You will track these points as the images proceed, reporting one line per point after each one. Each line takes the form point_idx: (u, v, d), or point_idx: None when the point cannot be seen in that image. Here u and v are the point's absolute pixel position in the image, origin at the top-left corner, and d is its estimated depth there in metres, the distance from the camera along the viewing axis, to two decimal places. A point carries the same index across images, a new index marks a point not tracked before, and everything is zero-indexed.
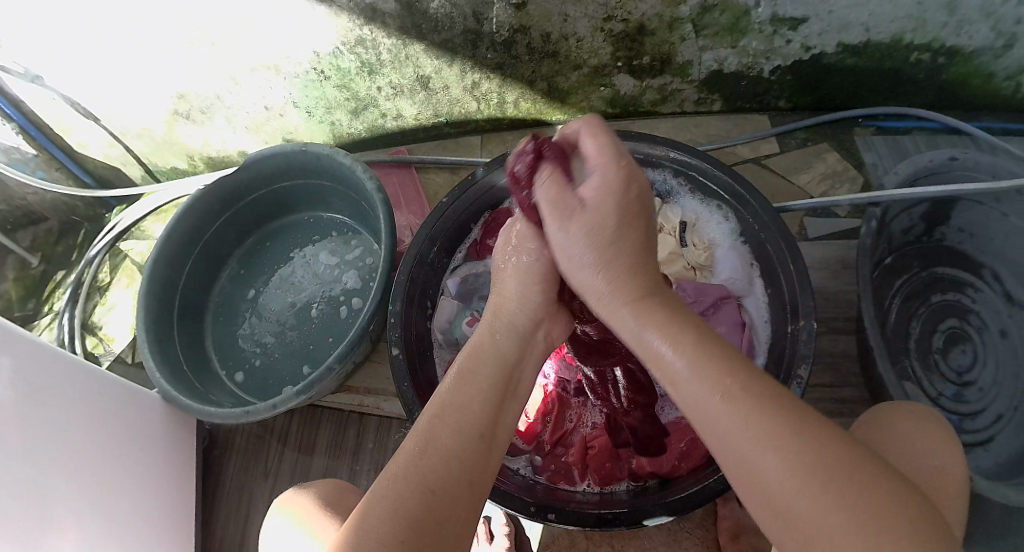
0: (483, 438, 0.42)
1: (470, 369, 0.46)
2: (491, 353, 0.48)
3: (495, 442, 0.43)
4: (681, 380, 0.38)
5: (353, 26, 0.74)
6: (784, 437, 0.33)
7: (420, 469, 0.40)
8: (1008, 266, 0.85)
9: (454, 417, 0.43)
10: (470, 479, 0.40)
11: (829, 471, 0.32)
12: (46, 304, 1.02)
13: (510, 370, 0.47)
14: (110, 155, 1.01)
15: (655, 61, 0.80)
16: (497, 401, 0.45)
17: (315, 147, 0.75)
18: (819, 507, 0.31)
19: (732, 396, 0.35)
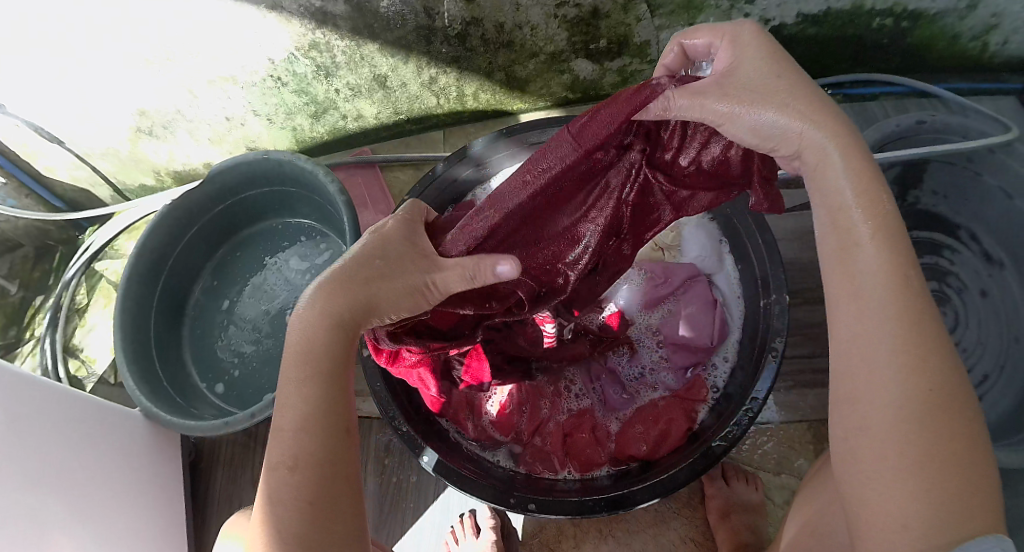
0: (345, 432, 0.43)
1: (304, 356, 0.44)
2: (327, 340, 0.44)
3: (355, 429, 0.44)
4: (858, 324, 0.38)
5: (306, 31, 0.74)
6: (916, 399, 0.35)
7: (304, 481, 0.40)
8: (984, 227, 0.86)
9: (308, 416, 0.42)
10: (345, 474, 0.42)
11: (921, 438, 0.35)
12: (27, 331, 1.01)
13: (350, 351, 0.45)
14: (78, 176, 1.00)
15: (611, 44, 0.80)
16: (334, 386, 0.43)
17: (279, 154, 0.75)
18: (893, 462, 0.35)
19: (897, 341, 0.36)
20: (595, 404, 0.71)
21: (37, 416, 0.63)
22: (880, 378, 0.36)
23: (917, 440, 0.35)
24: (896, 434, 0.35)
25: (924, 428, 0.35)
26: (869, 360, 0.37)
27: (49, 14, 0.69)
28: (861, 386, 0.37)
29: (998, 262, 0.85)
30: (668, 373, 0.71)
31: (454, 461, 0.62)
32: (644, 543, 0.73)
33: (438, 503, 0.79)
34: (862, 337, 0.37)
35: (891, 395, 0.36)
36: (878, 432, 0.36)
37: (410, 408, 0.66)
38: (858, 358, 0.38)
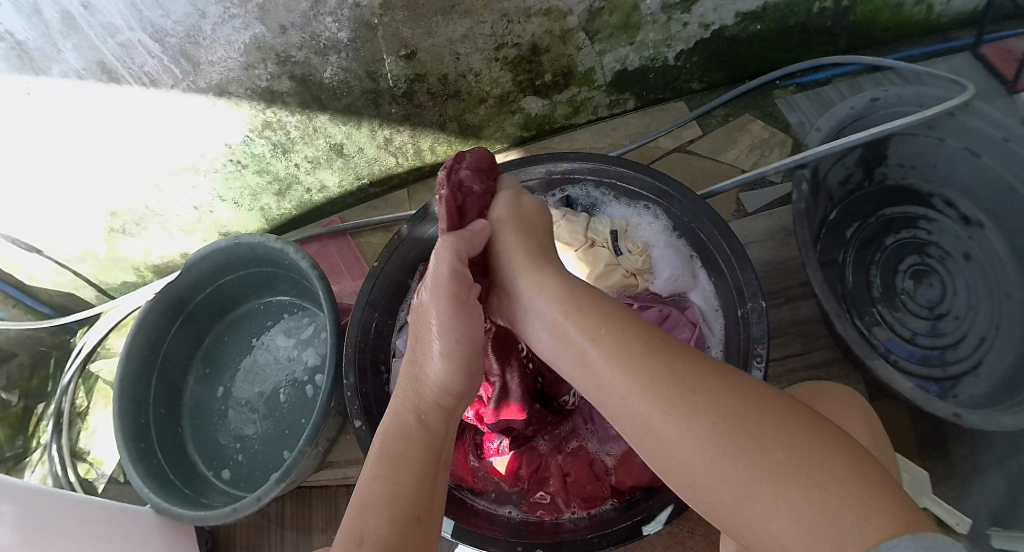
0: (418, 517, 0.42)
1: (401, 452, 0.46)
2: (415, 435, 0.47)
3: (434, 514, 0.44)
4: (620, 398, 0.43)
5: (256, 112, 0.77)
6: (743, 410, 0.38)
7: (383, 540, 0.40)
8: (958, 191, 0.88)
9: (384, 506, 0.41)
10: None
11: (771, 434, 0.37)
12: (33, 440, 1.00)
13: (439, 448, 0.48)
14: (61, 282, 1.00)
15: (556, 76, 0.82)
16: (427, 479, 0.45)
17: (247, 238, 0.76)
18: (763, 487, 0.35)
19: (670, 394, 0.40)
20: (587, 440, 0.74)
21: (50, 517, 0.64)
22: (659, 419, 0.40)
23: (743, 446, 0.36)
24: (714, 450, 0.37)
25: (749, 417, 0.38)
26: (649, 404, 0.41)
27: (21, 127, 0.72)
28: (681, 467, 0.39)
29: (977, 223, 0.87)
30: None
31: (463, 520, 0.64)
32: None
33: None
34: (687, 412, 0.39)
35: (703, 428, 0.38)
36: (712, 465, 0.37)
37: None
38: (630, 402, 0.42)
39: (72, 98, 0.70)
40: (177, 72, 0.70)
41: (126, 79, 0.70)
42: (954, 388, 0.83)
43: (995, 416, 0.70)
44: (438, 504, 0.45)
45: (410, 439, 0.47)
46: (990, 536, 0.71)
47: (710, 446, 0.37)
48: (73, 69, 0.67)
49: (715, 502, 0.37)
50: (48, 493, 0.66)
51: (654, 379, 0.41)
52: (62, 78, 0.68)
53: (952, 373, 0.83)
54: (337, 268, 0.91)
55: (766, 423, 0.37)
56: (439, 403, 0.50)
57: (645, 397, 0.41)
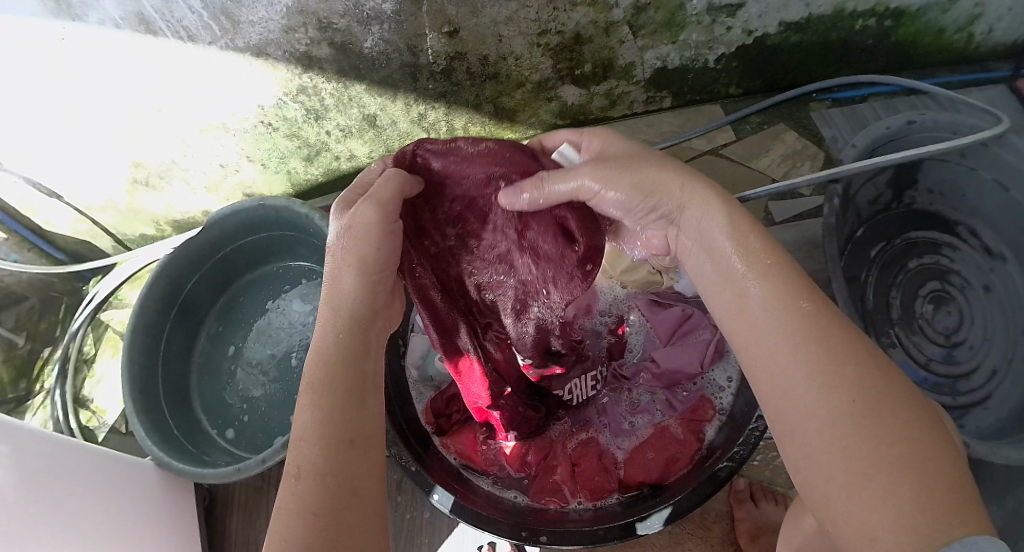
0: (352, 443, 0.43)
1: (323, 380, 0.45)
2: (340, 364, 0.46)
3: (364, 434, 0.44)
4: (770, 346, 0.41)
5: (291, 76, 0.77)
6: (865, 411, 0.37)
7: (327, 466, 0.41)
8: (984, 222, 0.87)
9: (318, 433, 0.42)
10: (352, 487, 0.41)
11: (879, 427, 0.36)
12: (37, 383, 1.01)
13: (362, 373, 0.47)
14: (78, 229, 1.01)
15: (596, 68, 0.82)
16: (356, 405, 0.45)
17: (274, 201, 0.77)
18: (874, 481, 0.35)
19: (811, 349, 0.39)
20: (599, 432, 0.74)
21: (53, 467, 0.65)
22: (789, 382, 0.39)
23: (864, 429, 0.36)
24: (847, 428, 0.37)
25: (876, 407, 0.37)
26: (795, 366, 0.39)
27: (56, 72, 0.72)
28: (806, 445, 0.38)
29: (1000, 255, 0.86)
30: (663, 405, 0.74)
31: (468, 500, 0.65)
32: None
33: (452, 538, 0.79)
34: (831, 385, 0.38)
35: (842, 403, 0.37)
36: (829, 431, 0.37)
37: (420, 448, 0.68)
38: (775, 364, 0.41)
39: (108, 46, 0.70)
40: (216, 29, 0.70)
41: (163, 31, 0.70)
42: (962, 417, 0.82)
43: (1002, 449, 0.70)
44: (372, 427, 0.45)
45: (334, 361, 0.46)
46: None
47: (836, 425, 0.37)
48: (110, 18, 0.67)
49: (820, 478, 0.37)
50: (55, 442, 0.67)
51: (815, 338, 0.40)
52: (97, 26, 0.67)
53: (961, 401, 0.83)
54: None
55: (898, 421, 0.36)
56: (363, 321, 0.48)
57: (787, 345, 0.40)
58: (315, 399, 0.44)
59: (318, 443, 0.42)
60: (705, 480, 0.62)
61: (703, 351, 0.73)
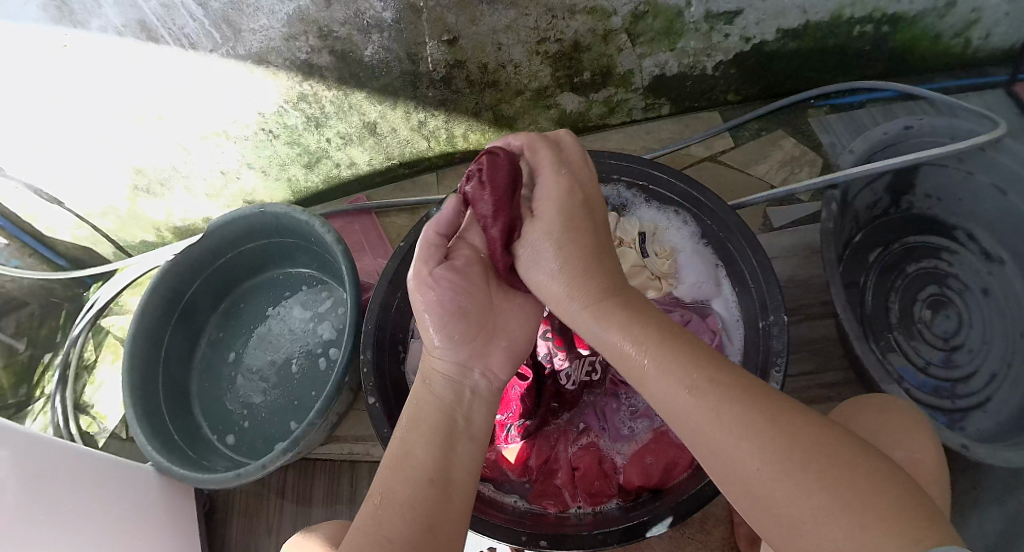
0: (433, 481, 0.44)
1: (415, 424, 0.48)
2: (429, 414, 0.48)
3: (448, 480, 0.44)
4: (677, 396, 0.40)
5: (293, 83, 0.78)
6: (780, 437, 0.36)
7: (415, 503, 0.42)
8: (981, 226, 0.87)
9: (403, 472, 0.44)
10: (429, 524, 0.41)
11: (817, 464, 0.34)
12: (37, 389, 1.01)
13: (451, 418, 0.48)
14: (79, 236, 1.01)
15: (595, 75, 0.82)
16: (444, 446, 0.46)
17: (273, 206, 0.77)
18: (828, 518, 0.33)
19: (704, 395, 0.39)
20: (600, 437, 0.75)
21: (52, 471, 0.65)
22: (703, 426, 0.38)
23: (775, 456, 0.35)
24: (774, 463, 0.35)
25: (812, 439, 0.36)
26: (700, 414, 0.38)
27: (57, 79, 0.73)
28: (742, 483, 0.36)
29: (998, 260, 0.86)
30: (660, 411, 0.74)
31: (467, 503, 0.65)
32: None
33: None
34: (728, 417, 0.37)
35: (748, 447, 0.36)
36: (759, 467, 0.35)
37: None
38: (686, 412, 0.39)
39: (109, 53, 0.71)
40: (217, 36, 0.70)
41: (165, 38, 0.70)
42: (962, 421, 0.83)
43: (1001, 452, 0.70)
44: (456, 474, 0.45)
45: (429, 410, 0.49)
46: None
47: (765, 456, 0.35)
48: (111, 24, 0.67)
49: (767, 512, 0.35)
50: (56, 447, 0.67)
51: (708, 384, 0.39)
52: (99, 33, 0.68)
53: (961, 405, 0.83)
54: (358, 246, 0.92)
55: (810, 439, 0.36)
56: (453, 381, 0.50)
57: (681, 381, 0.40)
58: (416, 439, 0.46)
59: (410, 480, 0.44)
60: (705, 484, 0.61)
61: None
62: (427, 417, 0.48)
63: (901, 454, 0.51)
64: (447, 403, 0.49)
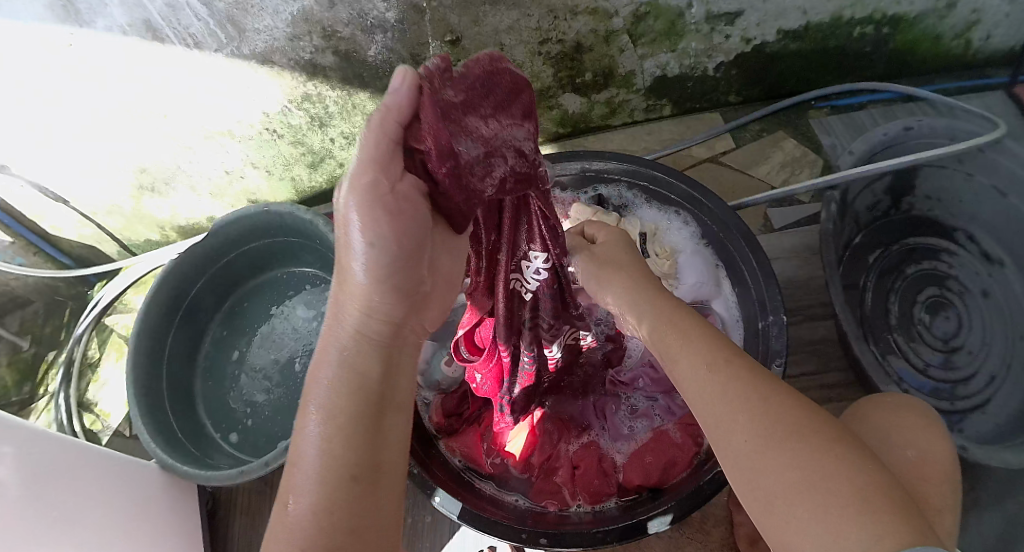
0: (354, 477, 0.37)
1: (329, 414, 0.38)
2: (351, 392, 0.38)
3: (381, 472, 0.38)
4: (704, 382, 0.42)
5: (297, 83, 0.78)
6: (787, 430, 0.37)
7: (334, 505, 0.36)
8: (981, 227, 0.88)
9: (332, 455, 0.37)
10: (353, 525, 0.36)
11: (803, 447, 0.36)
12: (40, 387, 1.01)
13: (370, 390, 0.39)
14: (84, 234, 1.01)
15: (597, 76, 0.83)
16: (366, 432, 0.38)
17: (278, 207, 0.78)
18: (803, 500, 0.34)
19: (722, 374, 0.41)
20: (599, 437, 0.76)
21: (59, 466, 0.66)
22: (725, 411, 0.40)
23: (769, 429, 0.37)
24: (756, 448, 0.37)
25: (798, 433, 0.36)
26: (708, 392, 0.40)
27: (63, 77, 0.74)
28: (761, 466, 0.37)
29: (998, 262, 0.86)
30: (658, 413, 0.76)
31: (468, 501, 0.65)
32: None
33: (454, 540, 0.81)
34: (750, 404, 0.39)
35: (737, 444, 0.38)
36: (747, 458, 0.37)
37: (421, 451, 0.69)
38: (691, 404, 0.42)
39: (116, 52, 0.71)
40: (222, 36, 0.71)
41: (170, 38, 0.71)
42: (961, 422, 0.83)
43: (1000, 452, 0.71)
44: (393, 456, 0.39)
45: (343, 385, 0.39)
46: None
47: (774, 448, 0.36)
48: (118, 24, 0.68)
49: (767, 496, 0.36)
50: (59, 443, 0.68)
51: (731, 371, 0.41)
52: (105, 33, 0.69)
53: (961, 406, 0.84)
54: None
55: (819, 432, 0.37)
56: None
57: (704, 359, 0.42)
58: (319, 415, 0.38)
59: (320, 475, 0.36)
60: (705, 481, 0.62)
61: None
62: (336, 399, 0.38)
63: (913, 453, 0.51)
64: (367, 375, 0.40)
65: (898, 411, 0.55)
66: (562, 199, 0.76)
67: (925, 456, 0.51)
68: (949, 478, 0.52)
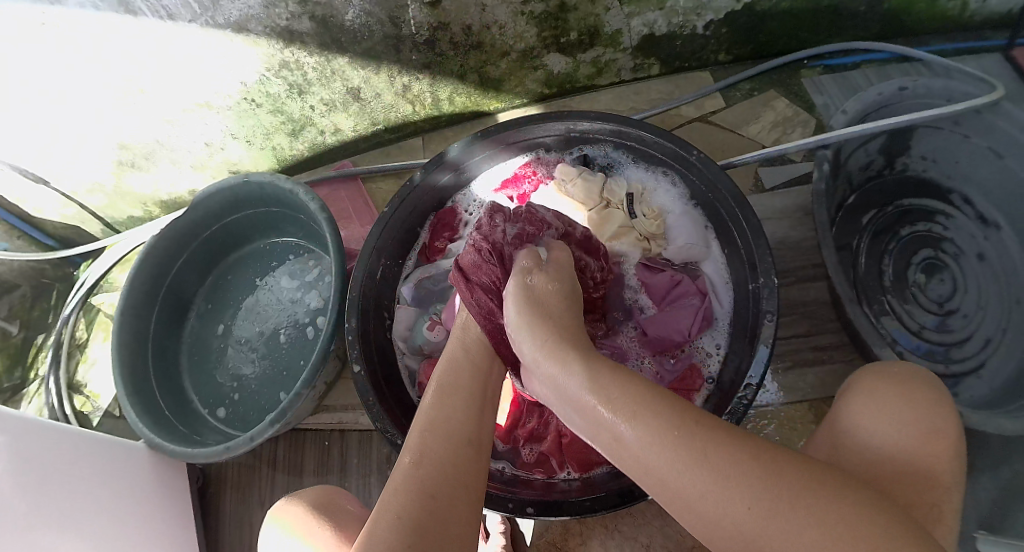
0: (467, 444, 0.46)
1: (445, 390, 0.50)
2: (461, 367, 0.53)
3: (482, 445, 0.47)
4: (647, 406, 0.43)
5: (274, 51, 0.76)
6: (751, 459, 0.37)
7: (441, 460, 0.44)
8: (977, 189, 0.86)
9: (443, 430, 0.46)
10: (456, 478, 0.43)
11: (777, 479, 0.37)
12: (31, 371, 0.98)
13: (482, 386, 0.52)
14: (67, 215, 0.99)
15: (582, 35, 0.81)
16: (472, 412, 0.49)
17: (256, 176, 0.77)
18: (780, 522, 0.35)
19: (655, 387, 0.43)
20: None
21: (34, 453, 0.63)
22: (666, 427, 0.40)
23: (742, 446, 0.38)
24: (726, 477, 0.37)
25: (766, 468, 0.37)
26: (655, 408, 0.41)
27: (43, 55, 0.71)
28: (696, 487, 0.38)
29: (994, 224, 0.85)
30: None
31: None
32: (652, 536, 0.71)
33: None
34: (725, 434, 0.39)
35: (702, 479, 0.37)
36: (714, 487, 0.37)
37: (403, 419, 0.66)
38: (646, 468, 0.40)
39: (96, 29, 0.70)
40: (196, 6, 0.69)
41: (143, 12, 0.69)
42: (957, 386, 0.81)
43: (996, 419, 0.71)
44: (487, 437, 0.48)
45: (461, 371, 0.53)
46: (976, 538, 0.70)
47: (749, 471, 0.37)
48: (91, 1, 0.66)
49: (724, 513, 0.37)
50: (35, 425, 0.66)
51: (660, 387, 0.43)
52: (76, 9, 0.66)
53: (956, 370, 0.82)
54: (345, 213, 0.92)
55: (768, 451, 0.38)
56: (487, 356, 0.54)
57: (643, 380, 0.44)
58: (446, 396, 0.49)
59: (439, 439, 0.45)
60: None
61: (693, 316, 0.68)
62: (462, 385, 0.51)
63: (921, 429, 0.50)
64: (478, 374, 0.53)
65: (898, 383, 0.53)
66: (548, 161, 0.78)
67: (934, 431, 0.50)
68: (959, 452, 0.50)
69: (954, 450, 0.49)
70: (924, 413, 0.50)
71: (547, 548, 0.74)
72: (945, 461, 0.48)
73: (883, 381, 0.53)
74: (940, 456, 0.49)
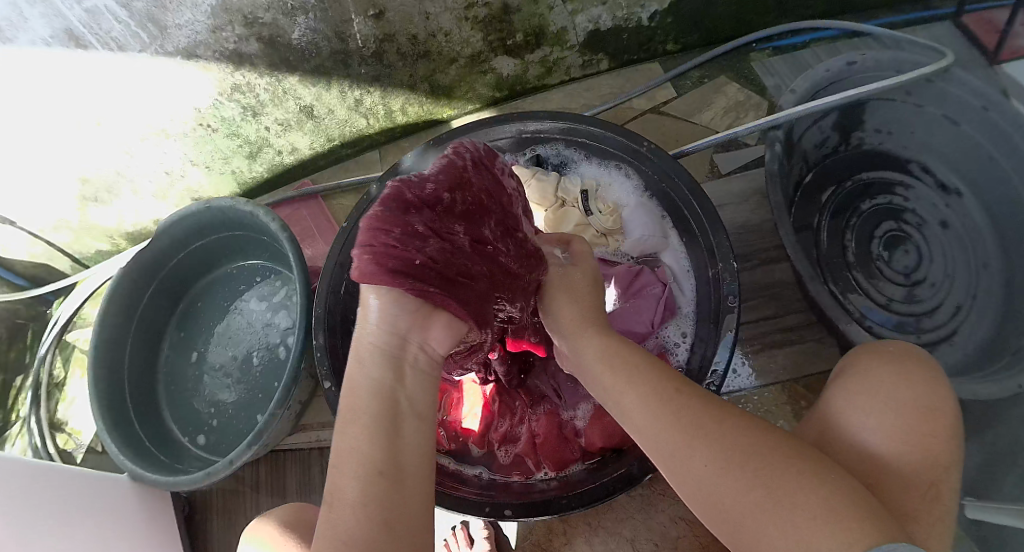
0: (382, 472, 0.38)
1: (349, 409, 0.41)
2: (366, 383, 0.42)
3: (399, 469, 0.39)
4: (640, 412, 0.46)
5: (225, 75, 0.76)
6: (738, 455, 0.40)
7: (367, 498, 0.37)
8: (935, 158, 0.87)
9: (349, 463, 0.39)
10: (385, 519, 0.37)
11: (763, 471, 0.38)
12: (12, 413, 0.97)
13: (391, 391, 0.41)
14: (35, 253, 0.98)
15: (528, 36, 0.81)
16: (385, 432, 0.40)
17: (219, 202, 0.77)
18: (767, 513, 0.37)
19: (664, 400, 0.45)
20: (556, 401, 0.75)
21: (17, 497, 0.63)
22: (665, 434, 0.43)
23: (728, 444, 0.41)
24: (720, 466, 0.40)
25: (748, 457, 0.39)
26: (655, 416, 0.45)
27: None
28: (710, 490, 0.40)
29: (955, 191, 0.86)
30: None
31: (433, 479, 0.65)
32: (635, 529, 0.72)
33: None
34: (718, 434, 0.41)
35: (708, 461, 0.41)
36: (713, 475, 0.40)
37: None
38: (648, 434, 0.45)
39: (43, 69, 0.69)
40: (144, 36, 0.68)
41: (93, 45, 0.68)
42: (929, 355, 0.82)
43: None
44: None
45: (366, 387, 0.41)
46: (965, 506, 0.73)
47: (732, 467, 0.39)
48: (40, 37, 0.65)
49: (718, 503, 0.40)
50: (16, 468, 0.65)
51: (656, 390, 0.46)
52: (30, 47, 0.66)
53: (929, 339, 0.83)
54: (309, 231, 0.92)
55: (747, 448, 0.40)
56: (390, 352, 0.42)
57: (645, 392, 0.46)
58: (347, 422, 0.40)
59: (354, 474, 0.38)
60: None
61: (656, 305, 0.69)
62: (364, 406, 0.40)
63: (922, 407, 0.50)
64: (386, 384, 0.41)
65: (897, 361, 0.53)
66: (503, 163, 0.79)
67: (933, 408, 0.50)
68: (957, 429, 0.50)
69: (952, 430, 0.49)
70: (926, 392, 0.50)
71: (533, 549, 0.74)
72: (947, 444, 0.48)
73: (888, 361, 0.53)
74: (939, 436, 0.49)
